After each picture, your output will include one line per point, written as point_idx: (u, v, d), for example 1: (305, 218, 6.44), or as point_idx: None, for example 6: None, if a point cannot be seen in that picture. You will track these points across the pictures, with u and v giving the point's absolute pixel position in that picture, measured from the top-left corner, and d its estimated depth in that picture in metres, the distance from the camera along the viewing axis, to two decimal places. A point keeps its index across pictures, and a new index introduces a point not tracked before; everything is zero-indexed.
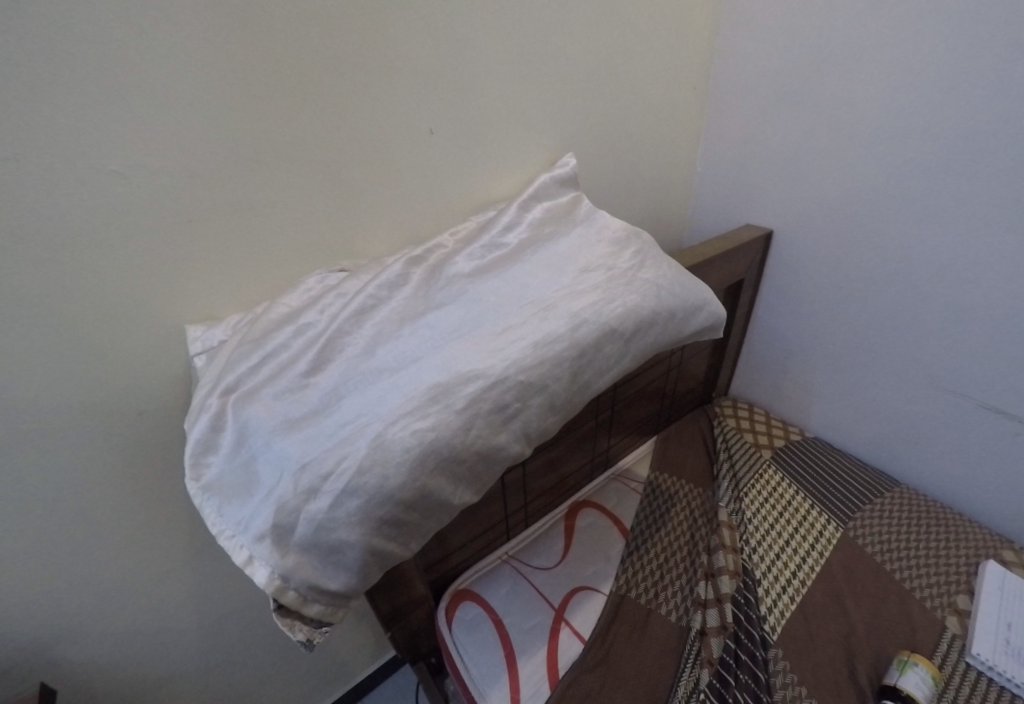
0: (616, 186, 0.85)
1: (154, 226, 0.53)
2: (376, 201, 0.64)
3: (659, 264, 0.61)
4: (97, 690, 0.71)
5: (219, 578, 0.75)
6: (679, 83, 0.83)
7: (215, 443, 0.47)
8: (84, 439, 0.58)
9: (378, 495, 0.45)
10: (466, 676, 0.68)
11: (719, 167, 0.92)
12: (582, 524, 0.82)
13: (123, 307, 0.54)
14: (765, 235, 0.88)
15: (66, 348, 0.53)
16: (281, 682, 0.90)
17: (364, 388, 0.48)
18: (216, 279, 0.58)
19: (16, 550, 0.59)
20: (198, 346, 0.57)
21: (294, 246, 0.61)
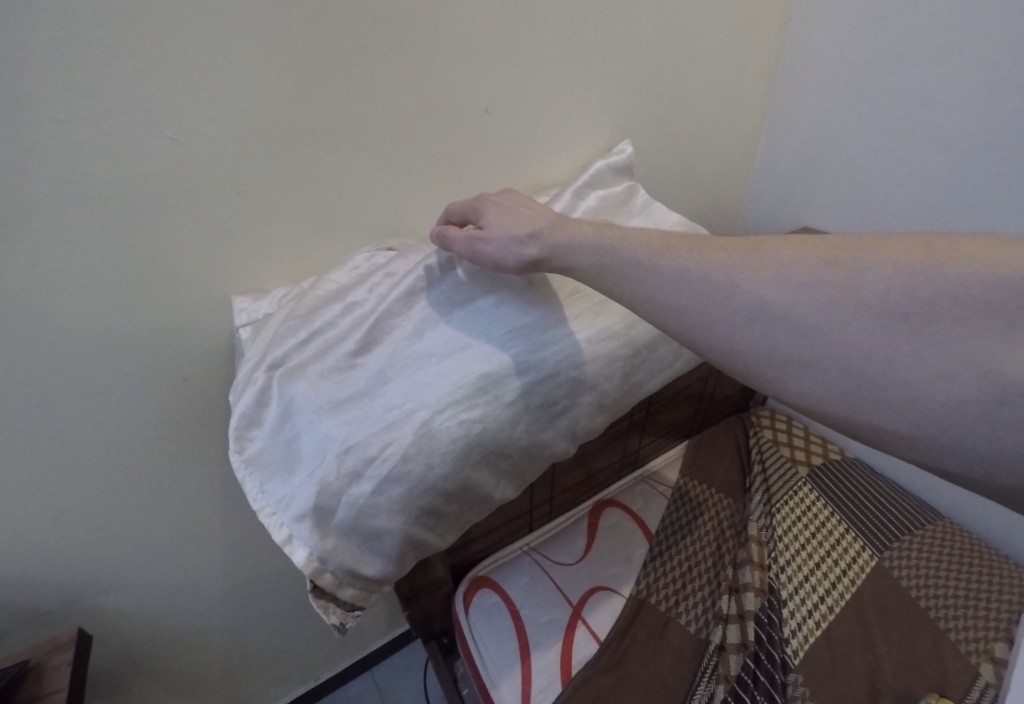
0: (669, 178, 0.83)
1: (205, 194, 0.53)
2: (426, 180, 0.63)
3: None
4: (128, 640, 0.74)
5: (250, 539, 0.77)
6: (745, 75, 0.80)
7: (257, 419, 0.47)
8: (131, 396, 0.59)
9: (423, 483, 0.46)
10: (479, 662, 0.71)
11: (780, 164, 0.88)
12: (607, 523, 0.82)
13: (172, 270, 0.55)
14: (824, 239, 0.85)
15: (115, 306, 0.54)
16: (301, 645, 0.92)
17: (414, 375, 0.47)
18: (264, 253, 0.58)
19: (59, 500, 0.61)
20: (244, 318, 0.57)
21: (345, 221, 0.61)
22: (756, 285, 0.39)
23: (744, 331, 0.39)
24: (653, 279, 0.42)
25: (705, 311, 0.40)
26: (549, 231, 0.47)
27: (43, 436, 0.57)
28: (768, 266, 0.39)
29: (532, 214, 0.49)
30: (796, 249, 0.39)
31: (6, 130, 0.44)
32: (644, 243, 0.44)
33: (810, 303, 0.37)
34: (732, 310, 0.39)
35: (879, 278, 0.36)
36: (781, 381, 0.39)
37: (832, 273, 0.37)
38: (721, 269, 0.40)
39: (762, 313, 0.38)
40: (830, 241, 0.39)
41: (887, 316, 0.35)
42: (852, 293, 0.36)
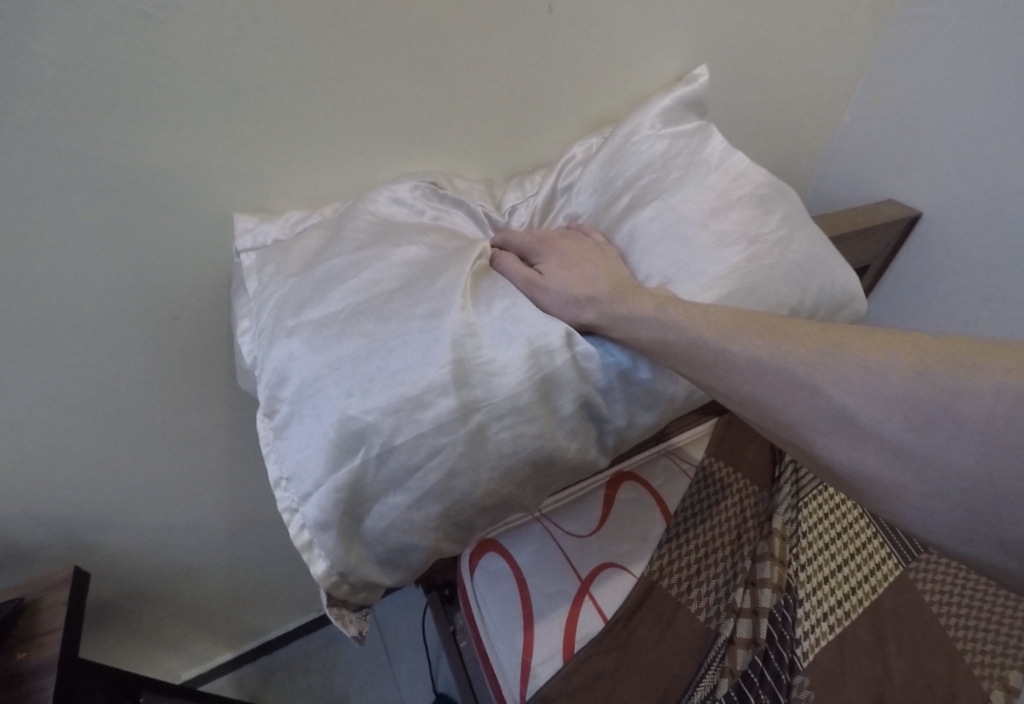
0: (746, 123, 0.82)
1: (198, 88, 0.48)
2: (469, 88, 0.59)
3: (807, 238, 0.60)
4: (127, 572, 0.73)
5: (254, 480, 0.75)
6: (849, 17, 0.78)
7: (288, 378, 0.44)
8: (123, 321, 0.56)
9: (462, 498, 0.45)
10: (481, 627, 0.71)
11: (868, 123, 0.87)
12: (624, 498, 0.79)
13: (166, 183, 0.50)
14: (913, 217, 0.86)
15: (100, 214, 0.50)
16: (302, 584, 0.93)
17: (469, 360, 0.44)
18: (285, 163, 0.55)
19: (58, 425, 0.58)
20: (248, 243, 0.52)
21: (381, 129, 0.57)
22: (838, 393, 0.39)
23: (825, 439, 0.41)
24: (725, 363, 0.44)
25: (784, 412, 0.42)
26: (609, 300, 0.50)
27: (35, 355, 0.53)
28: (849, 371, 0.39)
29: (597, 277, 0.52)
30: (880, 355, 0.39)
31: None
32: (714, 328, 0.45)
33: (899, 423, 0.38)
34: (815, 416, 0.41)
35: (981, 402, 0.35)
36: (872, 497, 0.40)
37: (924, 389, 0.37)
38: (799, 369, 0.41)
39: (846, 425, 0.39)
40: (921, 350, 0.38)
41: (987, 446, 0.35)
42: (948, 416, 0.36)
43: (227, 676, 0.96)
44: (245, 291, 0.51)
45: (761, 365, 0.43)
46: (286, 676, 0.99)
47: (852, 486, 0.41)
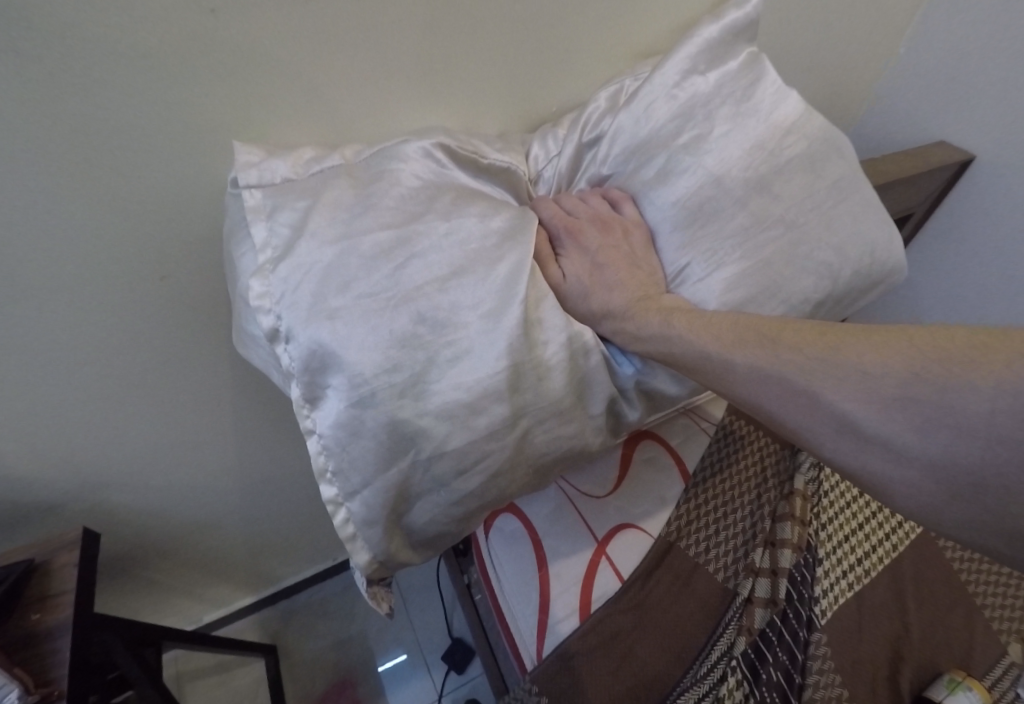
0: (793, 57, 0.76)
1: (185, 16, 0.43)
2: (490, 19, 0.55)
3: (856, 207, 0.60)
4: (142, 529, 0.72)
5: (265, 435, 0.73)
6: None
7: (334, 363, 0.44)
8: (110, 271, 0.52)
9: (499, 492, 0.51)
10: (497, 587, 0.72)
11: (924, 60, 0.81)
12: (641, 457, 0.77)
13: (163, 127, 0.47)
14: (965, 161, 0.82)
15: (76, 153, 0.45)
16: (317, 535, 0.93)
17: (522, 366, 0.47)
18: (292, 100, 0.51)
19: (62, 385, 0.56)
20: (252, 178, 0.48)
21: (399, 60, 0.53)
22: (837, 398, 0.40)
23: (830, 442, 0.41)
24: (731, 374, 0.45)
25: (790, 417, 0.43)
26: (625, 315, 0.53)
27: (31, 310, 0.50)
28: (848, 378, 0.39)
29: (614, 286, 0.54)
30: (878, 357, 0.39)
31: None
32: (716, 339, 0.46)
33: (901, 425, 0.38)
34: (819, 421, 0.41)
35: (979, 399, 0.35)
36: (883, 492, 0.40)
37: (923, 390, 0.37)
38: (798, 377, 0.42)
39: (848, 429, 0.40)
40: (918, 348, 0.38)
41: (989, 441, 0.35)
42: (948, 416, 0.36)
43: (246, 619, 0.97)
44: (249, 237, 0.47)
45: (769, 374, 0.43)
46: (304, 620, 1.00)
47: (864, 483, 0.42)
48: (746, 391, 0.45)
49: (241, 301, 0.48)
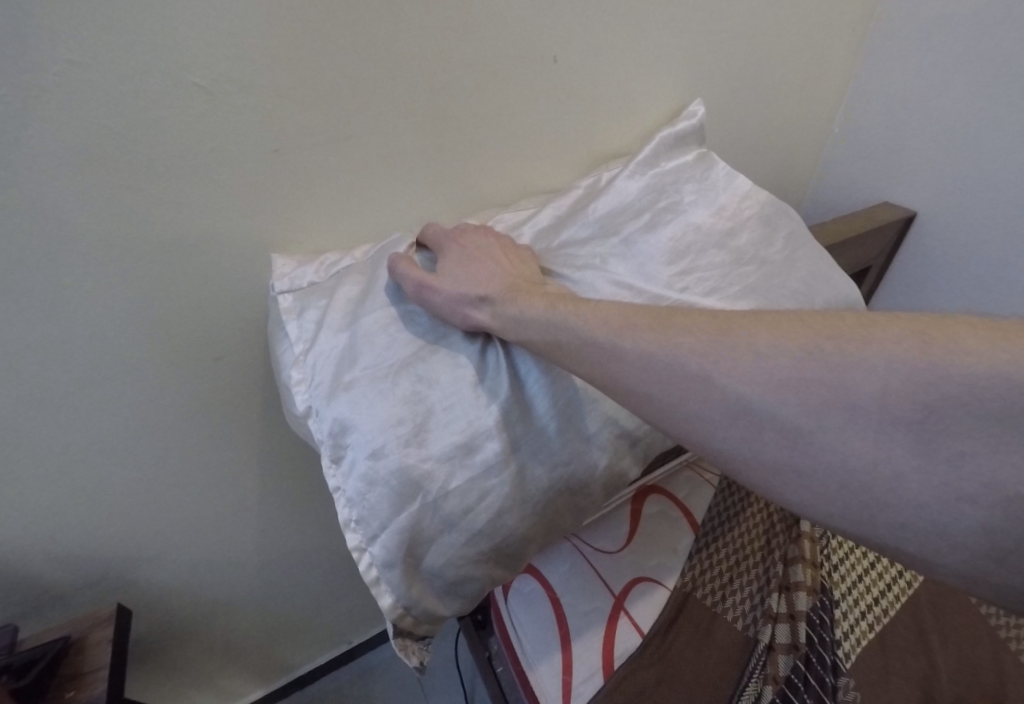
0: (744, 146, 0.88)
1: (240, 148, 0.52)
2: (489, 139, 0.66)
3: (811, 256, 0.70)
4: (165, 610, 0.73)
5: (286, 506, 0.76)
6: (832, 50, 0.85)
7: (348, 427, 0.50)
8: (156, 358, 0.58)
9: (506, 533, 0.54)
10: (519, 651, 0.71)
11: (859, 141, 0.93)
12: (651, 511, 0.79)
13: (215, 236, 0.55)
14: (908, 216, 0.91)
15: (136, 256, 0.53)
16: (333, 617, 0.93)
17: (512, 408, 0.53)
18: (323, 211, 0.60)
19: (105, 463, 0.61)
20: (285, 284, 0.57)
21: (413, 172, 0.63)
22: (731, 378, 0.39)
23: (723, 430, 0.40)
24: (620, 364, 0.44)
25: (677, 402, 0.41)
26: (503, 299, 0.52)
27: (85, 396, 0.56)
28: (739, 357, 0.39)
29: (494, 274, 0.54)
30: (772, 337, 0.39)
31: (34, 74, 0.43)
32: (606, 325, 0.45)
33: (794, 406, 0.37)
34: (710, 406, 0.40)
35: (871, 377, 0.35)
36: (773, 484, 0.39)
37: (819, 371, 0.37)
38: (691, 358, 0.41)
39: (742, 413, 0.39)
40: (813, 331, 0.38)
41: (883, 421, 0.35)
42: (843, 397, 0.36)
43: None
44: (284, 332, 0.56)
45: (660, 357, 0.42)
46: None
47: (753, 476, 0.40)
48: (630, 376, 0.43)
49: (283, 387, 0.55)
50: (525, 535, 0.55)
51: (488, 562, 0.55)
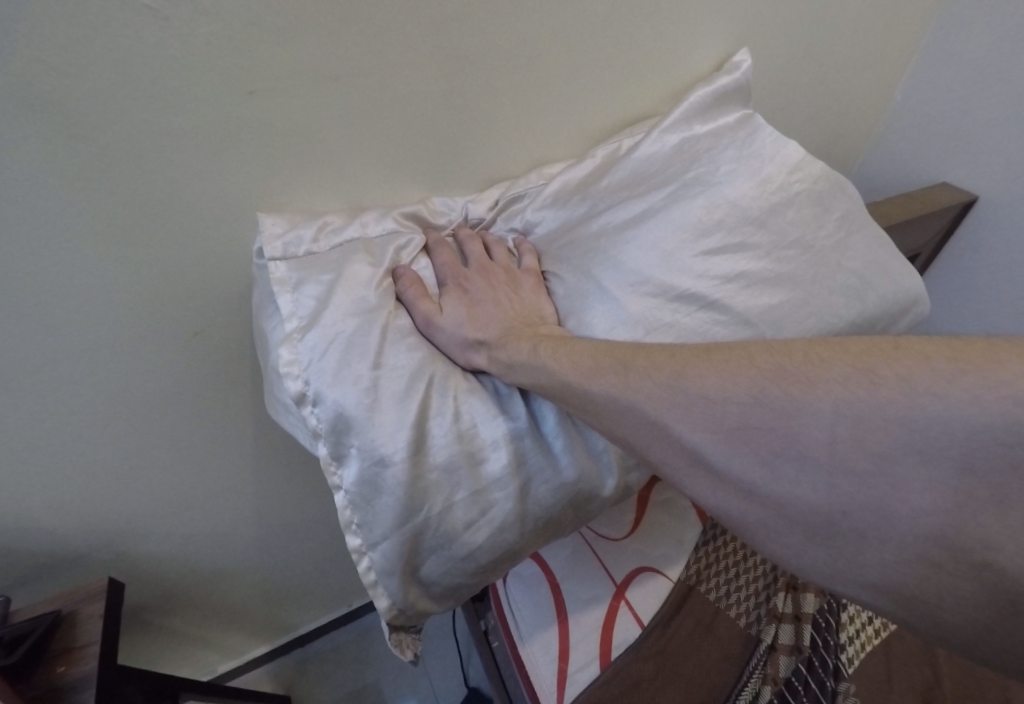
0: (792, 113, 0.79)
1: (213, 95, 0.46)
2: (507, 89, 0.59)
3: (868, 240, 0.63)
4: (161, 579, 0.73)
5: (282, 480, 0.74)
6: (903, 2, 0.74)
7: (355, 426, 0.47)
8: (135, 331, 0.54)
9: (506, 547, 0.52)
10: (516, 634, 0.70)
11: (920, 107, 0.84)
12: (659, 498, 0.75)
13: (195, 198, 0.50)
14: (970, 200, 0.82)
15: (103, 219, 0.47)
16: (332, 581, 0.93)
17: (525, 428, 0.52)
18: (315, 168, 0.54)
19: (88, 440, 0.58)
20: (277, 250, 0.50)
21: (419, 124, 0.56)
22: (686, 430, 0.38)
23: (688, 480, 0.39)
24: (591, 404, 0.44)
25: (642, 448, 0.41)
26: (500, 344, 0.52)
27: (59, 373, 0.53)
28: (690, 403, 0.38)
29: (492, 319, 0.54)
30: (719, 379, 0.37)
31: None
32: (576, 366, 0.46)
33: (745, 457, 0.36)
34: (672, 455, 0.39)
35: (818, 424, 0.34)
36: (746, 533, 0.39)
37: (766, 417, 0.35)
38: (646, 404, 0.40)
39: (700, 462, 0.38)
40: (759, 368, 0.36)
41: (833, 473, 0.33)
42: (789, 446, 0.35)
43: (261, 667, 0.96)
44: (275, 305, 0.50)
45: (642, 405, 0.40)
46: (319, 668, 0.99)
47: (732, 526, 0.40)
48: (611, 429, 0.43)
49: (273, 370, 0.51)
50: (526, 546, 0.54)
51: (484, 572, 0.53)
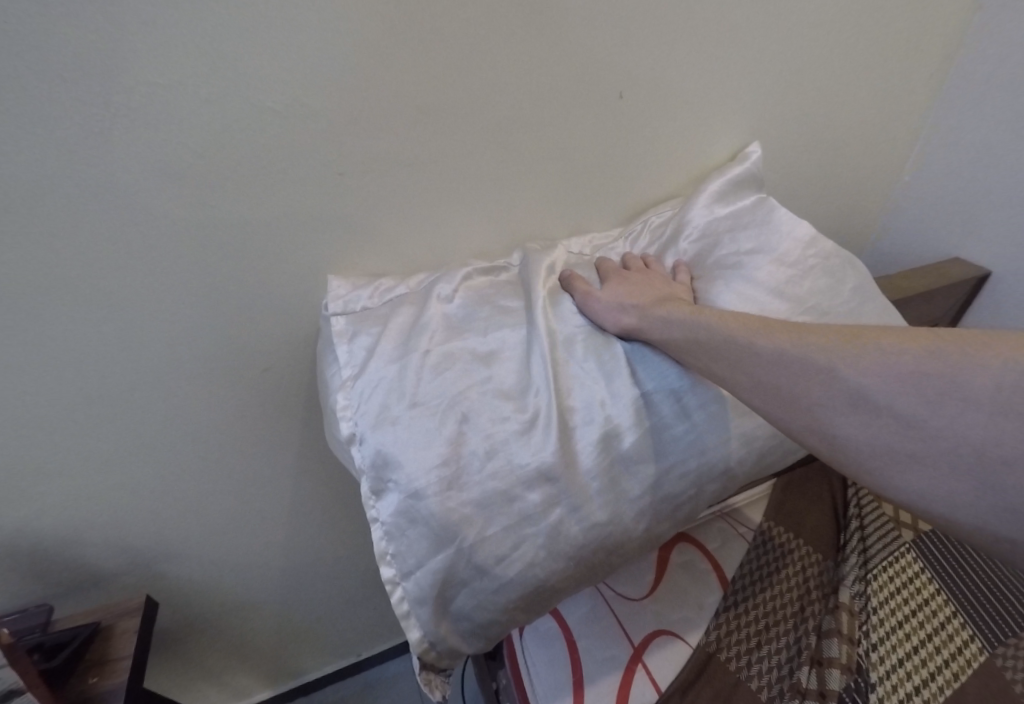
0: (803, 196, 0.85)
1: (306, 173, 0.54)
2: (550, 173, 0.67)
3: (878, 310, 0.67)
4: (188, 605, 0.76)
5: (316, 517, 0.78)
6: (903, 100, 0.82)
7: (392, 461, 0.51)
8: (202, 365, 0.61)
9: (539, 583, 0.53)
10: (530, 692, 0.69)
11: (929, 193, 0.89)
12: (678, 561, 0.78)
13: (275, 253, 0.57)
14: (982, 276, 0.86)
15: (189, 270, 0.55)
16: (347, 627, 0.94)
17: (557, 466, 0.52)
18: (377, 237, 0.62)
19: (146, 461, 0.63)
20: (339, 306, 0.59)
21: (471, 199, 0.64)
22: (851, 371, 0.42)
23: (841, 418, 0.43)
24: (753, 360, 0.47)
25: (799, 394, 0.45)
26: (651, 307, 0.56)
27: (131, 397, 0.59)
28: (863, 353, 0.43)
29: (644, 293, 0.58)
30: (896, 339, 0.42)
31: (107, 97, 0.46)
32: (744, 326, 0.49)
33: (910, 396, 0.40)
34: (832, 396, 0.43)
35: (986, 374, 0.38)
36: (882, 473, 0.42)
37: (934, 365, 0.40)
38: (812, 353, 0.45)
39: (862, 402, 0.42)
40: (921, 337, 0.41)
41: (992, 416, 0.38)
42: (953, 388, 0.39)
43: None
44: (335, 356, 0.57)
45: (793, 348, 0.46)
46: None
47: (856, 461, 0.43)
48: (765, 376, 0.46)
49: (329, 410, 0.56)
50: (558, 584, 0.54)
51: (516, 610, 0.53)
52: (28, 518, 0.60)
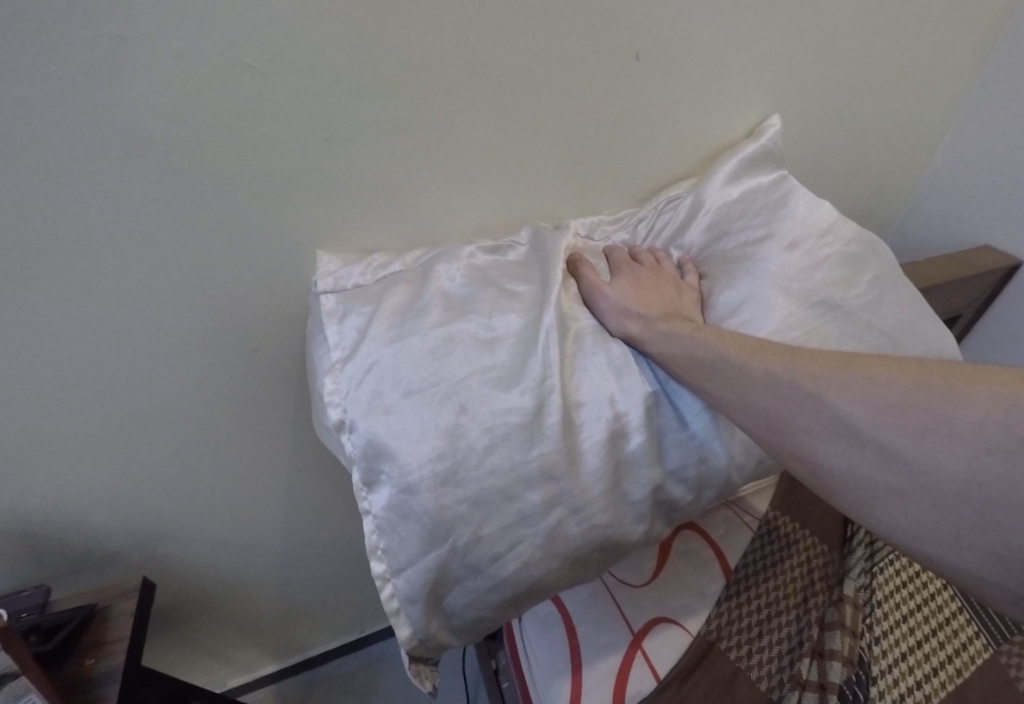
0: (827, 176, 0.81)
1: (295, 140, 0.51)
2: (556, 144, 0.63)
3: (901, 299, 0.63)
4: (188, 583, 0.76)
5: (317, 498, 0.77)
6: (943, 73, 0.77)
7: (384, 453, 0.48)
8: (193, 345, 0.58)
9: (534, 582, 0.52)
10: (528, 675, 0.69)
11: (961, 174, 0.85)
12: (680, 548, 0.77)
13: (266, 231, 0.55)
14: (1012, 265, 0.83)
15: (177, 247, 0.52)
16: (349, 604, 0.94)
17: (559, 465, 0.50)
18: (372, 213, 0.58)
19: (139, 442, 0.62)
20: (330, 284, 0.55)
21: (472, 172, 0.60)
22: (839, 402, 0.42)
23: (824, 446, 0.42)
24: (742, 381, 0.47)
25: (784, 419, 0.44)
26: (658, 320, 0.54)
27: (119, 376, 0.57)
28: (853, 383, 0.42)
29: (653, 302, 0.56)
30: (886, 373, 0.42)
31: (80, 54, 0.42)
32: (736, 347, 0.49)
33: (895, 427, 0.40)
34: (816, 424, 0.43)
35: (970, 410, 0.38)
36: (864, 505, 0.41)
37: (919, 398, 0.40)
38: (801, 378, 0.44)
39: (846, 432, 0.42)
40: (906, 372, 0.41)
41: (976, 450, 0.37)
42: (938, 423, 0.39)
43: (269, 686, 0.97)
44: (324, 336, 0.54)
45: (783, 371, 0.45)
46: (325, 692, 0.99)
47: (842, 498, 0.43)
48: (756, 396, 0.46)
49: (318, 394, 0.54)
50: (553, 582, 0.53)
51: (509, 607, 0.53)
52: (20, 498, 0.59)
